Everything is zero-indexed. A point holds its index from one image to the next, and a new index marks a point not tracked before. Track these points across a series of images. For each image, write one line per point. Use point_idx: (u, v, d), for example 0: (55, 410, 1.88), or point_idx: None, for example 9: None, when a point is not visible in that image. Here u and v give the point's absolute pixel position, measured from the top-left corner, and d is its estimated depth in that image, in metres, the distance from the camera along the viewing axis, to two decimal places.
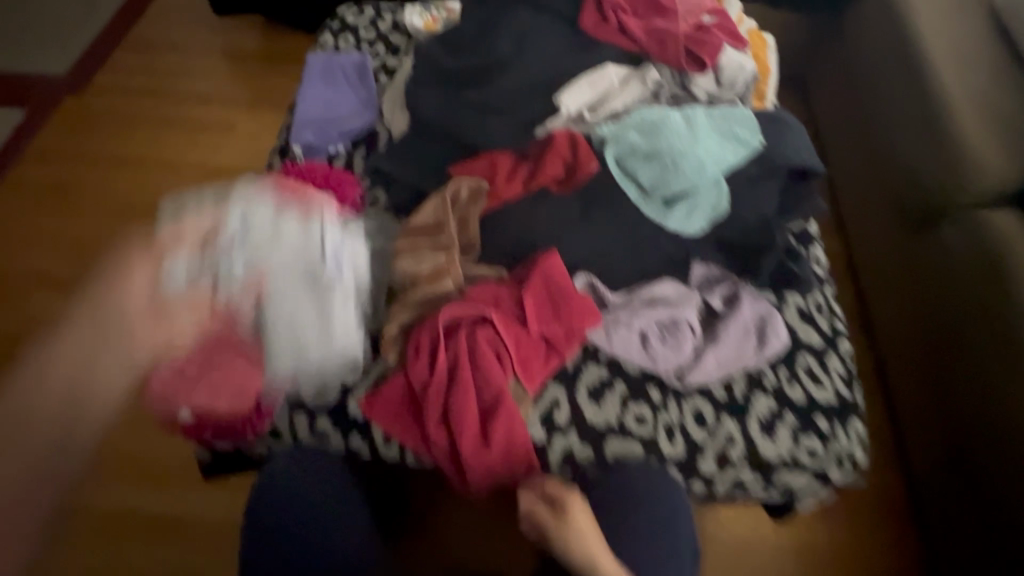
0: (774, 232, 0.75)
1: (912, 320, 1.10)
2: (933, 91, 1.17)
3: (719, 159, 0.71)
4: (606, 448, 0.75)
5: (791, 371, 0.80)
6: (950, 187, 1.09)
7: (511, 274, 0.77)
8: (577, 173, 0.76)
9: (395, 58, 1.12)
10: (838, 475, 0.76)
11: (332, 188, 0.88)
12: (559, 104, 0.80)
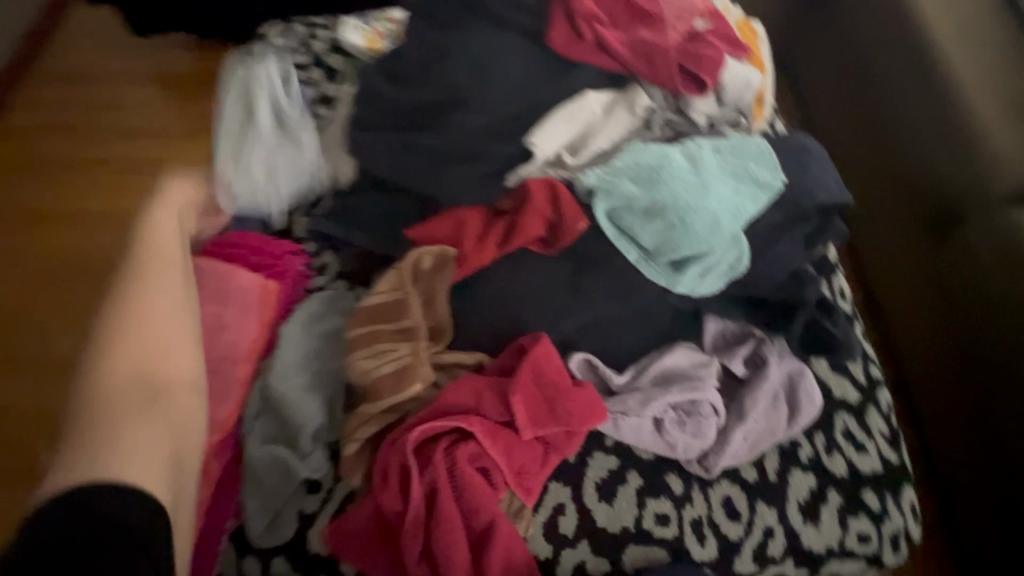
0: (807, 288, 0.61)
1: (938, 337, 1.00)
2: (945, 77, 1.04)
3: (736, 210, 0.56)
4: (626, 558, 0.63)
5: (829, 438, 0.68)
6: (972, 185, 0.97)
7: (492, 363, 0.63)
8: (562, 233, 0.62)
9: (334, 83, 0.95)
10: (893, 557, 0.66)
11: (270, 264, 0.73)
12: (531, 147, 0.65)
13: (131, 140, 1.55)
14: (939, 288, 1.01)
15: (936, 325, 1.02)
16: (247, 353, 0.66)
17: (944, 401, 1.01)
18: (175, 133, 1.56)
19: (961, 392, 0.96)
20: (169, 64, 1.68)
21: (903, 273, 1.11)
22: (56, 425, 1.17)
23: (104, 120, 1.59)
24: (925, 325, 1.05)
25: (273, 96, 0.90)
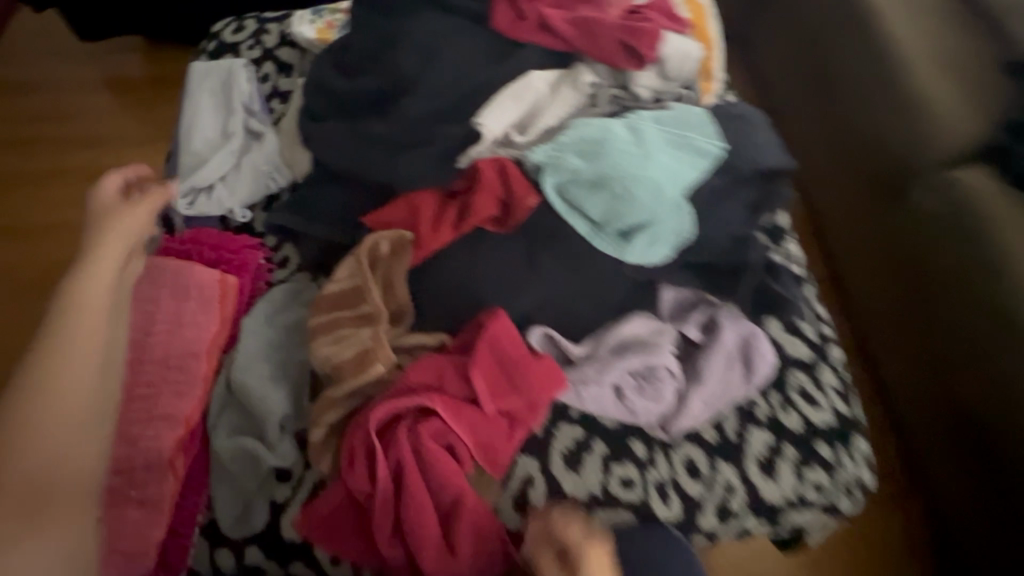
0: (751, 250, 0.63)
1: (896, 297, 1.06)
2: (885, 49, 1.10)
3: (676, 176, 0.59)
4: (594, 522, 0.65)
5: (784, 395, 0.71)
6: (914, 151, 1.03)
7: (454, 342, 0.64)
8: (514, 210, 0.63)
9: (288, 77, 0.94)
10: (848, 505, 0.69)
11: (229, 258, 0.73)
12: (479, 127, 0.66)
13: (86, 149, 1.51)
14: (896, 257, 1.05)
15: (900, 305, 1.06)
16: (208, 347, 0.66)
17: (911, 377, 1.05)
18: (132, 137, 1.52)
19: (926, 367, 1.00)
20: (124, 68, 1.64)
21: (868, 257, 1.15)
22: None
23: (58, 130, 1.55)
24: (891, 306, 1.09)
25: (224, 93, 0.88)
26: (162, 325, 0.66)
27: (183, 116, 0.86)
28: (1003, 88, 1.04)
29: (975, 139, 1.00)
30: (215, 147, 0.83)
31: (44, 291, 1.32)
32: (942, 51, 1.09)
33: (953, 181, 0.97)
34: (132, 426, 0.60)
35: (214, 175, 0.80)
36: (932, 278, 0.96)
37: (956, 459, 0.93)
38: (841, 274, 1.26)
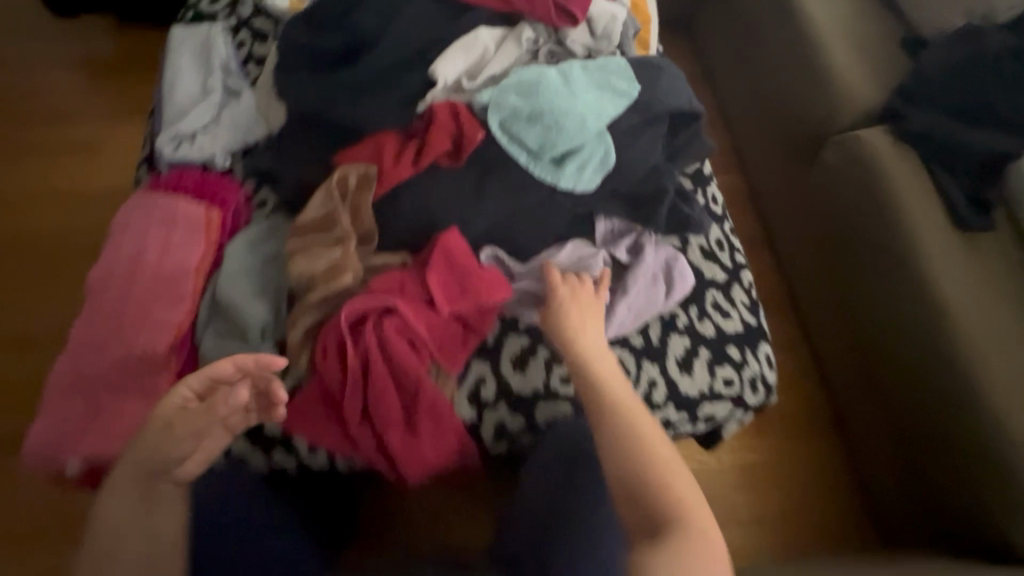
0: (664, 180, 0.76)
1: (819, 253, 1.20)
2: (804, 28, 1.24)
3: (598, 112, 0.72)
4: (537, 413, 0.76)
5: (700, 308, 0.83)
6: (826, 116, 1.17)
7: (414, 260, 0.74)
8: (464, 146, 0.74)
9: (263, 44, 1.01)
10: (753, 397, 0.81)
11: (210, 195, 0.80)
12: (434, 75, 0.77)
13: (54, 122, 1.52)
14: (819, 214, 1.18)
15: (821, 263, 1.19)
16: (196, 268, 0.74)
17: (835, 337, 1.18)
18: (99, 109, 1.54)
19: (846, 326, 1.13)
20: (89, 43, 1.65)
21: (797, 227, 1.27)
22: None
23: (24, 104, 1.55)
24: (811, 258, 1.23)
25: (202, 54, 0.96)
26: (153, 249, 0.74)
27: (165, 75, 0.94)
28: (900, 61, 1.20)
29: (875, 104, 1.15)
30: (195, 101, 0.91)
31: (11, 255, 1.33)
32: (851, 30, 1.24)
33: (858, 140, 1.11)
34: (126, 329, 0.68)
35: (198, 125, 0.88)
36: (849, 248, 1.09)
37: (874, 404, 1.07)
38: (775, 243, 1.39)
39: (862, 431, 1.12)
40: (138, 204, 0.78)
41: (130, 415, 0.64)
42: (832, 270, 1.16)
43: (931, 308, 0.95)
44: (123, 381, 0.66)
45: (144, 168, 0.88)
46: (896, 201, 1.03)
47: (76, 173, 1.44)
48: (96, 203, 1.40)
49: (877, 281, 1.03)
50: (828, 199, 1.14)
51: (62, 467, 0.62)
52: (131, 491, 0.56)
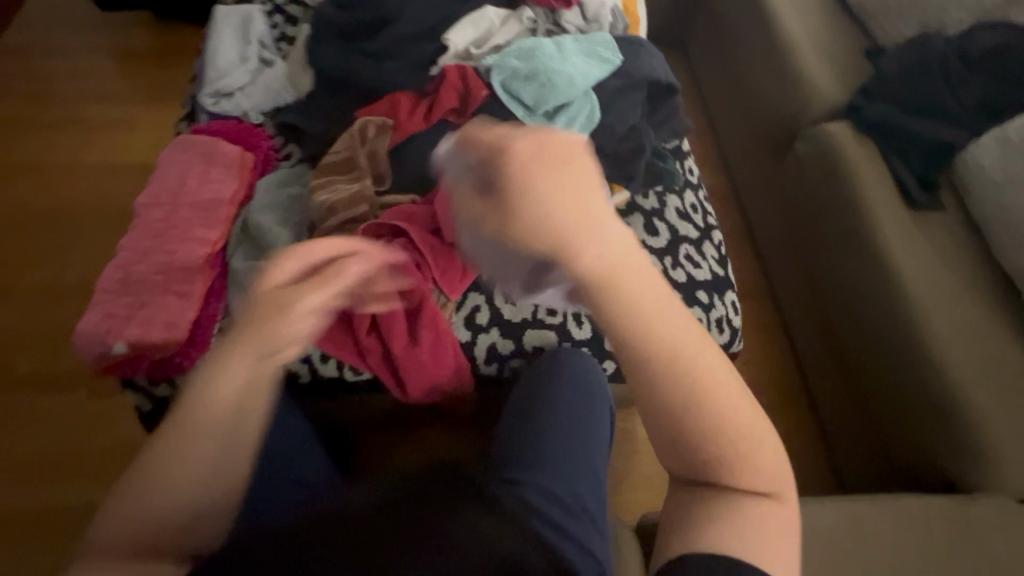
0: (642, 137, 0.88)
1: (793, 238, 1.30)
2: (780, 36, 1.38)
3: (585, 73, 0.83)
4: (525, 339, 0.86)
5: (675, 259, 0.93)
6: (798, 112, 1.30)
7: (423, 200, 0.85)
8: (470, 101, 0.85)
9: (294, 27, 1.13)
10: (719, 337, 0.91)
11: (244, 141, 0.92)
12: (446, 42, 0.90)
13: (93, 102, 1.64)
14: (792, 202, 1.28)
15: (795, 246, 1.29)
16: (230, 198, 0.86)
17: (805, 315, 1.28)
18: (134, 93, 1.67)
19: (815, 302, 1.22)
20: (128, 35, 1.80)
21: (773, 220, 1.38)
22: (23, 341, 1.27)
23: (66, 85, 1.67)
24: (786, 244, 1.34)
25: (241, 29, 1.08)
26: (193, 181, 0.85)
27: (208, 44, 1.06)
28: (864, 67, 1.34)
29: (841, 103, 1.28)
30: (234, 67, 1.03)
31: (45, 219, 1.43)
32: (822, 39, 1.38)
33: (825, 132, 1.22)
34: (170, 243, 0.79)
35: (236, 86, 1.00)
36: (816, 231, 1.20)
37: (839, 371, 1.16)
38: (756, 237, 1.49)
39: (830, 402, 1.20)
40: (181, 145, 0.90)
41: (171, 309, 0.74)
42: (802, 253, 1.26)
43: (883, 272, 1.05)
44: (166, 282, 0.76)
45: (184, 122, 1.01)
46: (857, 186, 1.13)
47: (110, 148, 1.56)
48: (127, 175, 1.51)
49: (838, 255, 1.13)
50: (800, 188, 1.24)
51: (107, 348, 0.72)
52: (225, 407, 0.49)
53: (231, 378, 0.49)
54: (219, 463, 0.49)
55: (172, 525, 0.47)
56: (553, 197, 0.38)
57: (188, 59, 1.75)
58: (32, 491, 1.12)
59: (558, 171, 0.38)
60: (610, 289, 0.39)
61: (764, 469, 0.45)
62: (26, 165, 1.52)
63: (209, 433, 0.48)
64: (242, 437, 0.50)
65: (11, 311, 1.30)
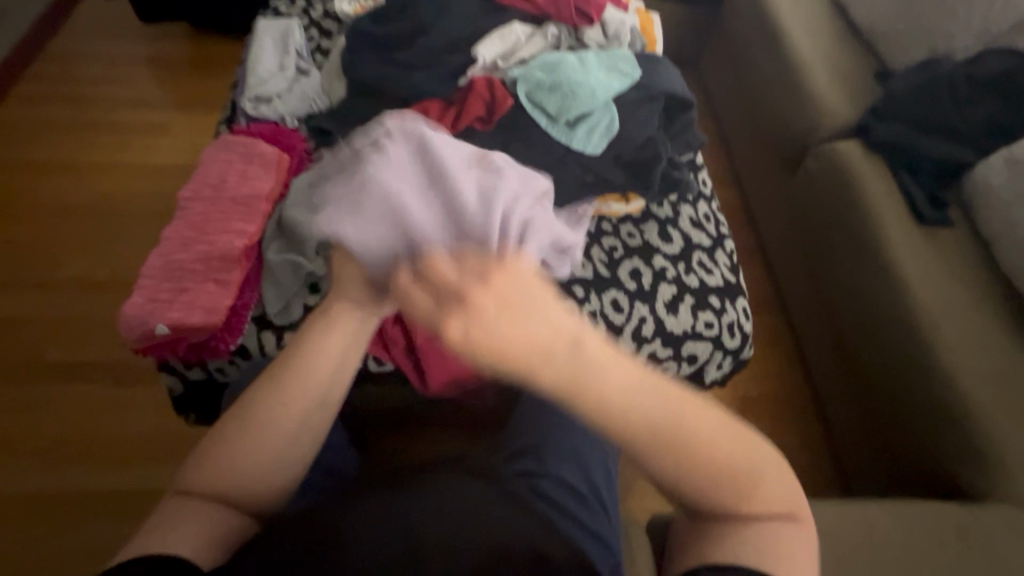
0: (658, 147, 0.91)
1: (803, 253, 1.32)
2: (792, 57, 1.42)
3: (607, 86, 0.89)
4: None
5: (688, 265, 0.96)
6: (809, 130, 1.34)
7: None
8: (496, 109, 0.90)
9: (328, 40, 1.20)
10: (731, 341, 0.94)
11: (281, 142, 0.97)
12: (475, 55, 0.96)
13: (131, 108, 1.72)
14: (803, 218, 1.31)
15: (806, 261, 1.31)
16: (267, 195, 0.90)
17: (814, 328, 1.30)
18: (170, 99, 1.75)
19: (825, 315, 1.25)
20: (167, 46, 1.89)
21: (784, 235, 1.41)
22: (57, 330, 1.32)
23: (105, 91, 1.75)
24: (796, 258, 1.36)
25: (280, 41, 1.15)
26: (233, 178, 0.90)
27: (249, 53, 1.13)
28: (873, 90, 1.38)
29: (851, 122, 1.32)
30: (273, 74, 1.09)
31: (82, 217, 1.49)
32: (834, 61, 1.42)
33: (836, 149, 1.26)
34: (212, 234, 0.85)
35: (275, 92, 1.06)
36: (826, 245, 1.23)
37: (848, 383, 1.18)
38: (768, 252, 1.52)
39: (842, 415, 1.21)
40: (223, 145, 0.95)
41: (210, 295, 0.79)
42: (813, 268, 1.28)
43: (892, 284, 1.08)
44: (207, 270, 0.82)
45: (223, 125, 1.07)
46: (870, 202, 1.16)
47: (147, 151, 1.63)
48: (161, 177, 1.58)
49: (849, 267, 1.16)
50: (812, 203, 1.27)
51: (150, 329, 0.77)
52: (302, 386, 0.52)
53: (318, 352, 0.52)
54: (296, 442, 0.53)
55: (252, 489, 0.52)
56: (508, 350, 0.34)
57: (222, 69, 1.83)
58: (60, 474, 1.16)
59: (497, 315, 0.33)
60: (577, 396, 0.36)
61: (774, 495, 0.45)
62: (65, 165, 1.59)
63: (294, 407, 0.52)
64: (318, 421, 0.54)
65: (47, 302, 1.36)
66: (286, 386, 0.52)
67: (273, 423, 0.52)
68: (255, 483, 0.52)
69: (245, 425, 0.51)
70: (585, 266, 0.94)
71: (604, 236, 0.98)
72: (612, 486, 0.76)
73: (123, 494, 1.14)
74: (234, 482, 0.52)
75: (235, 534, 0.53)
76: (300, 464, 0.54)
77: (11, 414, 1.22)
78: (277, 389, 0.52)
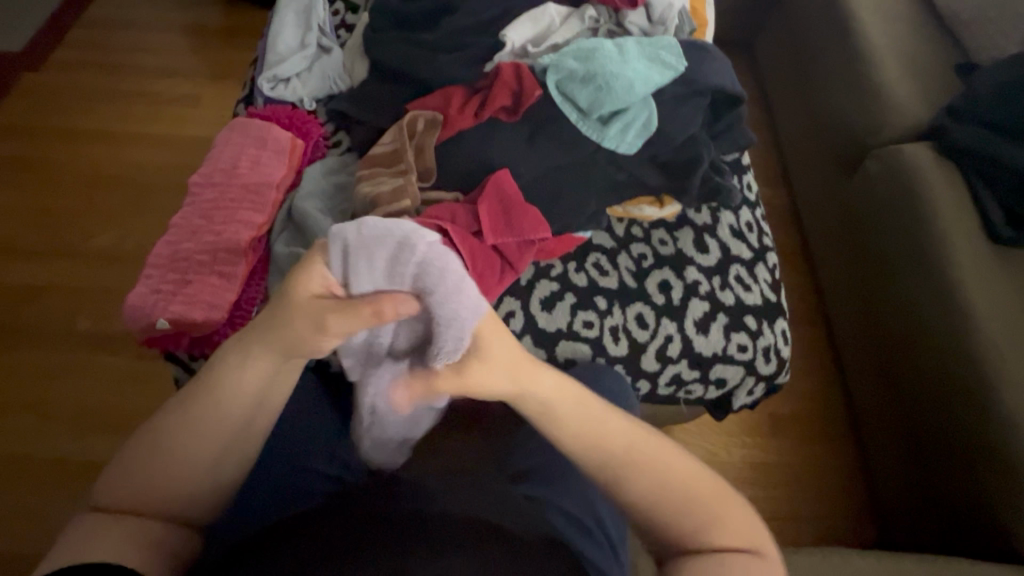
0: (699, 148, 0.84)
1: (852, 268, 1.22)
2: (858, 42, 1.28)
3: (646, 79, 0.80)
4: (558, 350, 0.83)
5: (723, 280, 0.88)
6: (874, 126, 1.21)
7: (465, 198, 0.82)
8: (523, 99, 0.82)
9: (354, 15, 1.12)
10: (766, 367, 0.86)
11: (297, 127, 0.93)
12: (503, 39, 0.89)
13: (163, 78, 1.71)
14: (858, 226, 1.19)
15: (852, 276, 1.22)
16: (279, 183, 0.87)
17: (857, 357, 1.22)
18: (199, 68, 1.73)
19: (874, 335, 1.15)
20: (199, 13, 1.86)
21: (833, 248, 1.30)
22: (91, 298, 1.36)
23: (140, 60, 1.74)
24: (844, 271, 1.26)
25: (301, 11, 1.08)
26: (245, 164, 0.87)
27: (271, 27, 1.07)
28: (950, 84, 1.24)
29: (920, 121, 1.19)
30: (294, 51, 1.03)
31: (110, 187, 1.51)
32: (907, 51, 1.28)
33: (897, 150, 1.15)
34: (222, 223, 0.82)
35: (293, 71, 1.00)
36: (879, 261, 1.13)
37: (893, 414, 1.10)
38: (814, 261, 1.41)
39: (883, 444, 1.14)
40: (237, 126, 0.91)
41: (208, 292, 0.77)
42: (861, 281, 1.19)
43: (955, 315, 0.97)
44: (212, 262, 0.79)
45: (242, 104, 1.03)
46: (928, 209, 1.06)
47: (176, 121, 1.62)
48: (190, 148, 1.57)
49: (903, 285, 1.06)
50: (862, 208, 1.18)
51: (152, 323, 0.76)
52: (239, 405, 0.56)
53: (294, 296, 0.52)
54: (217, 469, 0.57)
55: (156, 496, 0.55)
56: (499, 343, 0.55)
57: (254, 41, 1.79)
58: (84, 441, 1.20)
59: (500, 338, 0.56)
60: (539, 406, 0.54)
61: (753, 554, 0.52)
62: (97, 132, 1.60)
63: (223, 428, 0.55)
64: (239, 451, 0.57)
65: (78, 271, 1.39)
66: (211, 420, 0.55)
67: (188, 453, 0.55)
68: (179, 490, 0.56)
69: (177, 434, 0.55)
70: (610, 274, 0.87)
71: (633, 243, 0.90)
72: (619, 517, 0.71)
73: None
74: (157, 487, 0.55)
75: (176, 546, 0.56)
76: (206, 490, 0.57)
77: (45, 382, 1.27)
78: (201, 414, 0.55)
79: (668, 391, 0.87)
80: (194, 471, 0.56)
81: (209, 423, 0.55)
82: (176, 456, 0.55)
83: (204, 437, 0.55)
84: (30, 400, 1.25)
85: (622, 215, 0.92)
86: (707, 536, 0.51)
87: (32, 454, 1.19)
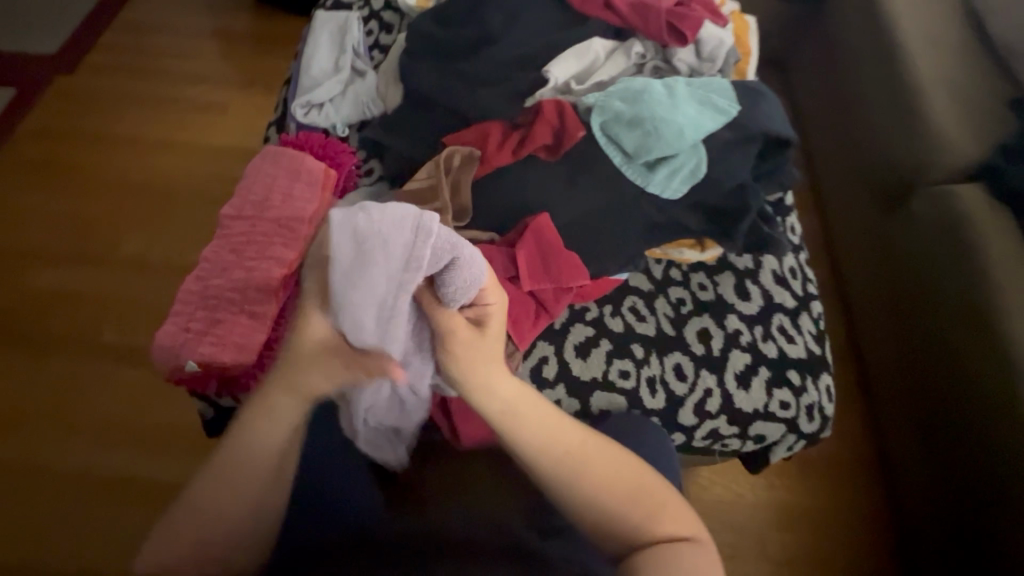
0: (750, 197, 0.79)
1: (891, 307, 1.18)
2: (908, 72, 1.23)
3: (697, 125, 0.78)
4: (592, 401, 0.80)
5: (765, 330, 0.85)
6: (922, 162, 1.15)
7: (502, 238, 0.80)
8: (564, 140, 0.79)
9: (388, 35, 1.09)
10: (808, 425, 0.82)
11: (330, 156, 0.90)
12: (547, 74, 0.87)
13: (192, 85, 1.70)
14: (901, 265, 1.15)
15: (891, 315, 1.18)
16: (310, 217, 0.82)
17: (895, 403, 1.17)
18: (227, 75, 1.72)
19: (914, 381, 1.10)
20: (228, 19, 1.85)
21: (871, 288, 1.25)
22: (116, 308, 1.35)
23: (170, 65, 1.74)
24: (882, 310, 1.21)
25: (335, 33, 1.06)
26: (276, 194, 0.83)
27: (305, 48, 1.05)
28: (1004, 121, 1.18)
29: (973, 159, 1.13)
30: (328, 75, 1.01)
31: (137, 194, 1.51)
32: (958, 83, 1.22)
33: (948, 190, 1.09)
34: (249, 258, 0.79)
35: (326, 96, 0.98)
36: (923, 305, 1.07)
37: (931, 466, 1.04)
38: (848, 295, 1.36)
39: (919, 496, 1.08)
40: (268, 154, 0.89)
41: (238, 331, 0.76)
42: (901, 323, 1.14)
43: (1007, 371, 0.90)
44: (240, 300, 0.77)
45: (273, 128, 1.01)
46: (982, 253, 0.99)
47: (203, 129, 1.62)
48: (216, 157, 1.57)
49: (949, 334, 1.01)
50: (908, 246, 1.13)
51: (181, 363, 0.75)
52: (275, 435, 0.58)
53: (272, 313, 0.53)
54: (270, 493, 0.60)
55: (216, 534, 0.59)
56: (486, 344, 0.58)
57: (282, 50, 1.77)
58: (105, 453, 1.20)
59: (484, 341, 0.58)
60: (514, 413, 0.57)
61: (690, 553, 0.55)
62: (126, 138, 1.60)
63: (262, 461, 0.58)
64: (288, 469, 0.61)
65: (101, 281, 1.39)
66: (250, 453, 0.58)
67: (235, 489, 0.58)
68: (226, 520, 0.58)
69: (225, 468, 0.58)
70: (647, 321, 0.84)
71: (672, 287, 0.87)
72: None
73: (150, 488, 1.17)
74: (214, 526, 0.58)
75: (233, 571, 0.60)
76: (256, 522, 0.60)
77: (68, 392, 1.26)
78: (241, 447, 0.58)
79: (702, 443, 0.84)
80: (242, 507, 0.59)
81: (248, 458, 0.58)
82: (221, 491, 0.58)
83: (246, 469, 0.58)
84: (53, 410, 1.24)
85: (661, 257, 0.88)
86: (653, 525, 0.56)
87: (54, 467, 1.19)
